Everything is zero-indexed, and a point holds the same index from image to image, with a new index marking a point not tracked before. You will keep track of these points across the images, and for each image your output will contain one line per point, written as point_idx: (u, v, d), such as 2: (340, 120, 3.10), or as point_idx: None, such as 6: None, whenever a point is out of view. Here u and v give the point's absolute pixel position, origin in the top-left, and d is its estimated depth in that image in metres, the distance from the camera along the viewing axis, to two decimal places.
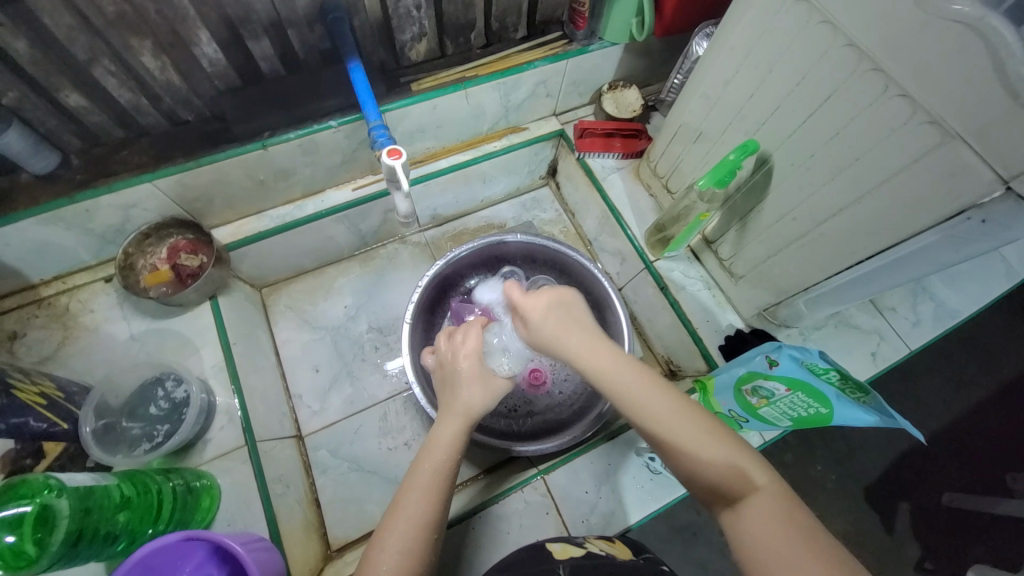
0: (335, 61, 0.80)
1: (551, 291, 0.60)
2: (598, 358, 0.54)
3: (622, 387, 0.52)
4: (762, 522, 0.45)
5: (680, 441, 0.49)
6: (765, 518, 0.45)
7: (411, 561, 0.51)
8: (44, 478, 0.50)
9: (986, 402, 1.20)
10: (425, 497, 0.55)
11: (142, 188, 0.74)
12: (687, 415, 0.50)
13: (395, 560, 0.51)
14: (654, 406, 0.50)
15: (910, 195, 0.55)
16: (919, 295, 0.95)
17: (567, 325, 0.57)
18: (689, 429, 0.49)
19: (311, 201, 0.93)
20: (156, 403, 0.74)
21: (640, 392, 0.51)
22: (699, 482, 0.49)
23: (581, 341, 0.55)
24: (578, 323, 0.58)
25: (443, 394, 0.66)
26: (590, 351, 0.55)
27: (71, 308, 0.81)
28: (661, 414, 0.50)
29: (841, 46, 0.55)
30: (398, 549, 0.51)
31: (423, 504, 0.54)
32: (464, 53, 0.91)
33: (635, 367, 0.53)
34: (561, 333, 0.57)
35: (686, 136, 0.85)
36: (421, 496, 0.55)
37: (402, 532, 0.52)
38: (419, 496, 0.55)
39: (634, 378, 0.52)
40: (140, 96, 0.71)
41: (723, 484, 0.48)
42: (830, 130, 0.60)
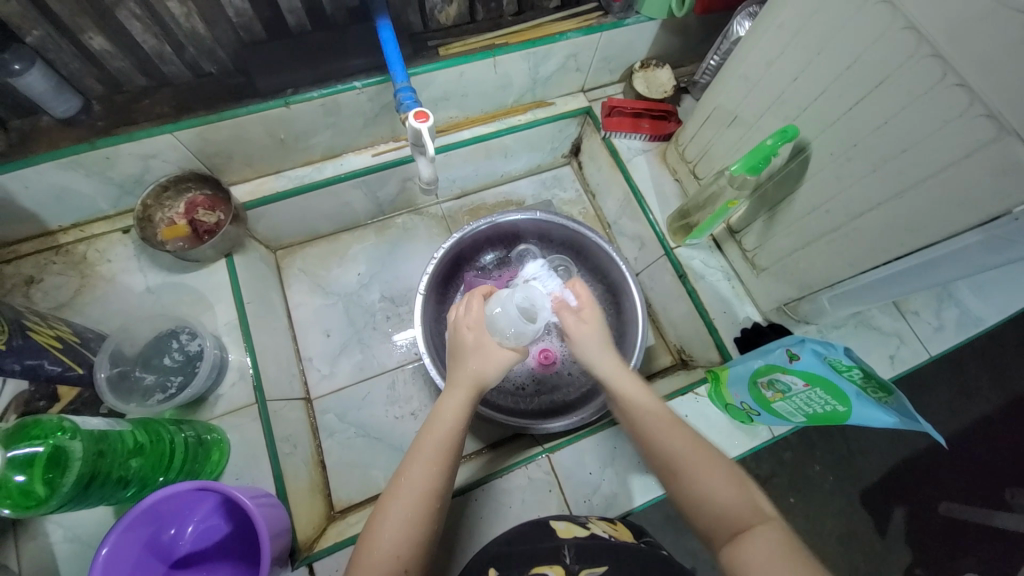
0: (362, 19, 0.77)
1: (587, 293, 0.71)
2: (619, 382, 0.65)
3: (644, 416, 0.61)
4: (760, 545, 0.47)
5: (692, 468, 0.55)
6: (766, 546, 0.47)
7: (416, 529, 0.52)
8: (57, 419, 0.51)
9: (998, 415, 1.18)
10: (433, 468, 0.55)
11: (163, 138, 0.73)
12: (698, 449, 0.56)
13: (400, 528, 0.52)
14: (677, 436, 0.58)
15: (955, 192, 0.52)
16: (945, 301, 0.93)
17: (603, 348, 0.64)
18: (698, 458, 0.56)
19: (331, 164, 0.92)
20: (170, 355, 0.75)
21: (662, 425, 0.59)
22: (701, 511, 0.53)
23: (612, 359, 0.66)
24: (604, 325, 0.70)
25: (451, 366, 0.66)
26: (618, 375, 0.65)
27: (88, 257, 0.81)
28: (679, 445, 0.57)
29: (899, 29, 0.52)
30: (404, 518, 0.52)
31: (430, 475, 0.54)
32: (496, 20, 0.88)
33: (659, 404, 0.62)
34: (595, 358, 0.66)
35: (720, 119, 0.82)
36: (428, 467, 0.55)
37: (408, 501, 0.53)
38: (426, 466, 0.55)
39: (657, 409, 0.61)
40: (164, 43, 0.69)
41: (730, 516, 0.51)
42: (877, 119, 0.58)
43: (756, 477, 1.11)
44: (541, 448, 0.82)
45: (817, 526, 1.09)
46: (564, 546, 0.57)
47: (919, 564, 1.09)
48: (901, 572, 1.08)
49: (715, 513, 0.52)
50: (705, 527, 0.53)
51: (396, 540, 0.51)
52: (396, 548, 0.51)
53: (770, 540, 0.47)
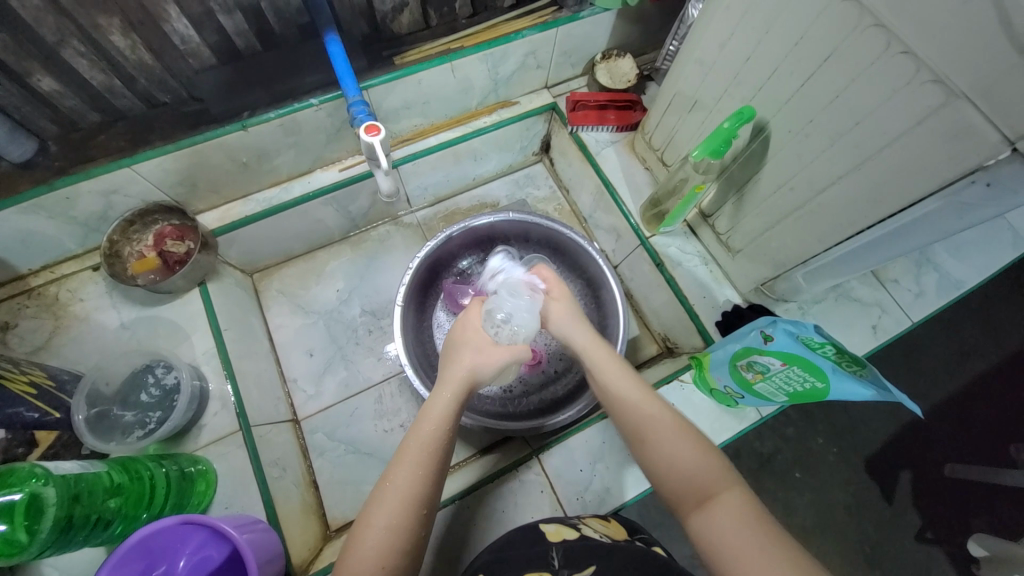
0: (313, 36, 0.77)
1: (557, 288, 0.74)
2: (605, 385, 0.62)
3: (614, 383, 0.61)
4: (727, 515, 0.47)
5: (658, 434, 0.55)
6: (731, 516, 0.47)
7: (399, 535, 0.51)
8: (31, 466, 0.50)
9: (990, 374, 1.18)
10: (417, 471, 0.54)
11: (122, 173, 0.73)
12: (666, 424, 0.55)
13: (384, 535, 0.51)
14: (647, 402, 0.58)
15: (912, 161, 0.52)
16: (923, 266, 0.93)
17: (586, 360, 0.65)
18: (663, 427, 0.55)
19: (298, 183, 0.92)
20: (147, 390, 0.74)
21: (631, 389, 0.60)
22: (668, 477, 0.53)
23: (588, 336, 0.68)
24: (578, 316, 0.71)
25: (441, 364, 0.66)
26: (592, 347, 0.66)
27: (60, 298, 0.80)
28: (647, 408, 0.57)
29: (841, 1, 0.52)
30: (387, 525, 0.51)
31: (414, 479, 0.54)
32: (450, 24, 0.87)
33: (630, 376, 0.62)
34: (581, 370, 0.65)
35: (681, 105, 0.81)
36: (414, 470, 0.54)
37: (392, 506, 0.52)
38: (411, 469, 0.54)
39: (629, 382, 0.61)
40: (114, 78, 0.69)
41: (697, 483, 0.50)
42: (829, 93, 0.57)
43: (755, 458, 1.11)
44: (531, 449, 0.82)
45: (818, 501, 1.09)
46: (554, 549, 0.56)
47: (925, 530, 1.09)
48: (906, 539, 1.08)
49: (681, 482, 0.52)
50: (671, 495, 0.53)
51: (379, 548, 0.50)
52: (379, 556, 0.50)
53: (734, 508, 0.47)
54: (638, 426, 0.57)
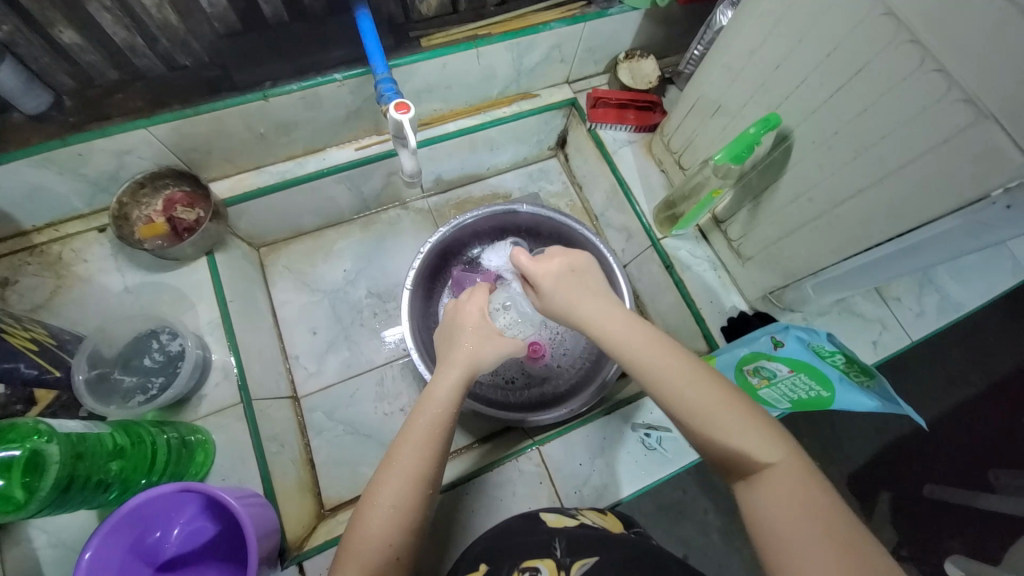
0: (341, 10, 0.76)
1: (561, 259, 0.62)
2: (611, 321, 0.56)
3: (644, 358, 0.53)
4: (783, 500, 0.43)
5: (703, 414, 0.49)
6: (782, 492, 0.44)
7: (405, 514, 0.51)
8: (34, 423, 0.50)
9: (978, 398, 1.21)
10: (422, 452, 0.54)
11: (137, 134, 0.71)
12: (699, 384, 0.50)
13: (390, 514, 0.51)
14: (685, 375, 0.50)
15: (934, 178, 0.53)
16: (925, 286, 0.94)
17: (581, 292, 0.59)
18: (710, 404, 0.49)
19: (313, 159, 0.91)
20: (151, 355, 0.73)
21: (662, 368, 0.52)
22: (716, 452, 0.48)
23: (583, 281, 0.61)
24: (588, 288, 0.60)
25: (445, 347, 0.65)
26: (603, 316, 0.57)
27: (63, 257, 0.78)
28: (691, 387, 0.50)
29: (877, 15, 0.52)
30: (393, 504, 0.51)
31: (418, 460, 0.53)
32: (477, 10, 0.86)
33: (648, 331, 0.55)
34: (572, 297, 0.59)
35: (703, 109, 0.82)
36: (418, 451, 0.54)
37: (395, 488, 0.52)
38: (416, 451, 0.54)
39: (663, 360, 0.52)
40: (136, 36, 0.67)
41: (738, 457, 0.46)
42: (857, 106, 0.58)
43: None
44: (531, 440, 0.82)
45: None
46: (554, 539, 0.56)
47: (903, 546, 1.11)
48: None
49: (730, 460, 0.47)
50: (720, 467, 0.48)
51: (385, 527, 0.50)
52: (385, 535, 0.50)
53: (787, 492, 0.43)
54: (680, 404, 0.50)
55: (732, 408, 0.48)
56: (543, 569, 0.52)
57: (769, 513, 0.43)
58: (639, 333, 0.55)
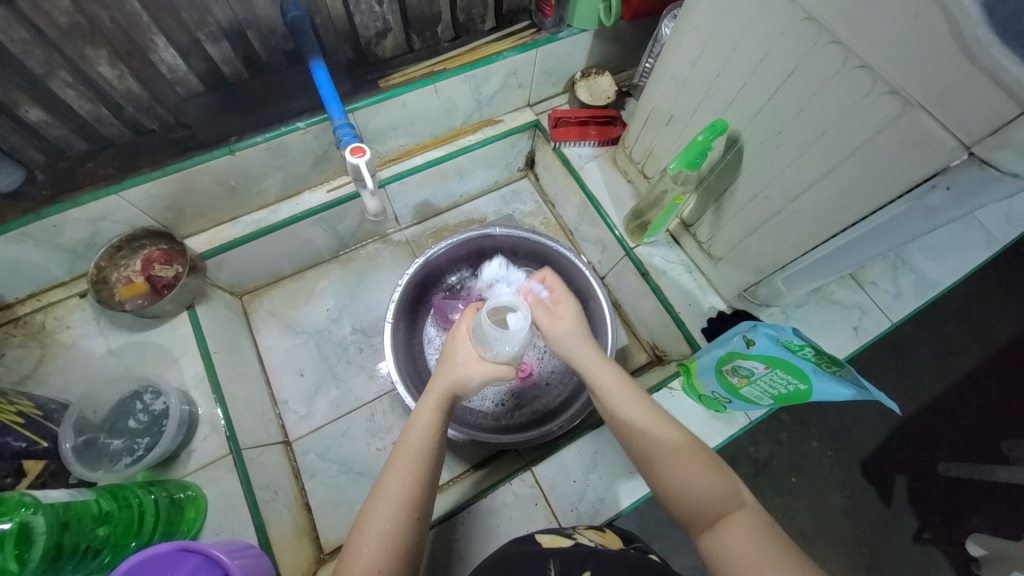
0: (298, 62, 0.79)
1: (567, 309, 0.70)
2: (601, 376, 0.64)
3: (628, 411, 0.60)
4: (741, 533, 0.48)
5: (677, 462, 0.55)
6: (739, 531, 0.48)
7: (394, 542, 0.52)
8: (18, 495, 0.49)
9: (974, 372, 1.21)
10: (407, 479, 0.55)
11: (110, 200, 0.73)
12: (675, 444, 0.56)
13: (379, 542, 0.51)
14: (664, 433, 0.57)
15: (877, 167, 0.54)
16: (900, 267, 0.95)
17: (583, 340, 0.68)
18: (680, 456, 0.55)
19: (286, 204, 0.93)
20: (135, 416, 0.74)
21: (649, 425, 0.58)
22: (681, 499, 0.53)
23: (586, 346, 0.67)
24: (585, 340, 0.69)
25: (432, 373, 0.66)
26: (598, 367, 0.65)
27: (47, 326, 0.80)
28: (673, 444, 0.56)
29: (800, 20, 0.55)
30: (382, 532, 0.52)
31: (404, 486, 0.54)
32: (432, 48, 0.90)
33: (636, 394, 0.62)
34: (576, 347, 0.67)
35: (658, 119, 0.84)
36: (404, 477, 0.55)
37: (384, 517, 0.52)
38: (401, 479, 0.55)
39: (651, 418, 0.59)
40: (101, 107, 0.70)
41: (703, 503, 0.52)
42: (795, 106, 0.60)
43: (753, 462, 1.12)
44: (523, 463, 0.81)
45: (814, 505, 1.10)
46: (550, 558, 0.57)
47: (923, 530, 1.09)
48: (904, 540, 1.09)
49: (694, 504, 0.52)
50: (682, 514, 0.54)
51: (375, 555, 0.50)
52: (375, 563, 0.50)
53: (746, 528, 0.48)
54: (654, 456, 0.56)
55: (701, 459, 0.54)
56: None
57: (729, 544, 0.47)
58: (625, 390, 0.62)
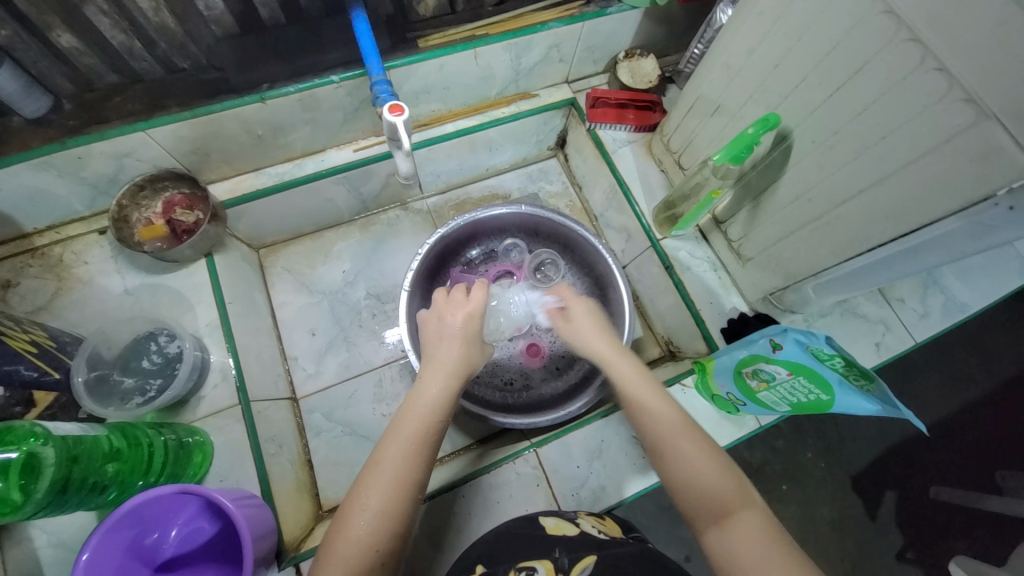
0: (338, 12, 0.76)
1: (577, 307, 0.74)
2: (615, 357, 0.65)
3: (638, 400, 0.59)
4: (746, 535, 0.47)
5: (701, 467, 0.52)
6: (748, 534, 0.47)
7: (392, 520, 0.50)
8: (31, 425, 0.49)
9: (984, 400, 1.19)
10: (410, 454, 0.53)
11: (137, 137, 0.72)
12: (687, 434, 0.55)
13: (376, 519, 0.50)
14: (669, 421, 0.56)
15: (935, 178, 0.52)
16: (930, 287, 0.93)
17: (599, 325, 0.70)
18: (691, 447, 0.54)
19: (312, 160, 0.91)
20: (150, 357, 0.74)
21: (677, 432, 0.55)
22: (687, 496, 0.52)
23: (608, 344, 0.67)
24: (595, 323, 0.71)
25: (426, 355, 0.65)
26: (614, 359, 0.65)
27: (64, 259, 0.79)
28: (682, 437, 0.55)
29: (877, 13, 0.51)
30: (381, 506, 0.50)
31: (404, 461, 0.53)
32: (475, 11, 0.86)
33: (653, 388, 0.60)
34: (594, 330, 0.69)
35: (702, 109, 0.81)
36: (406, 455, 0.53)
37: (384, 489, 0.51)
38: (403, 453, 0.53)
39: (666, 409, 0.57)
40: (134, 39, 0.67)
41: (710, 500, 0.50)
42: (857, 106, 0.57)
43: (749, 466, 1.12)
44: (528, 443, 0.81)
45: (805, 515, 1.10)
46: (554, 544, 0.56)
47: (906, 550, 1.10)
48: (888, 557, 1.09)
49: (700, 498, 0.51)
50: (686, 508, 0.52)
51: (371, 530, 0.49)
52: (370, 538, 0.49)
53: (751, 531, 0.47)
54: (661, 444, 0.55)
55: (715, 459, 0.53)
56: (540, 569, 0.52)
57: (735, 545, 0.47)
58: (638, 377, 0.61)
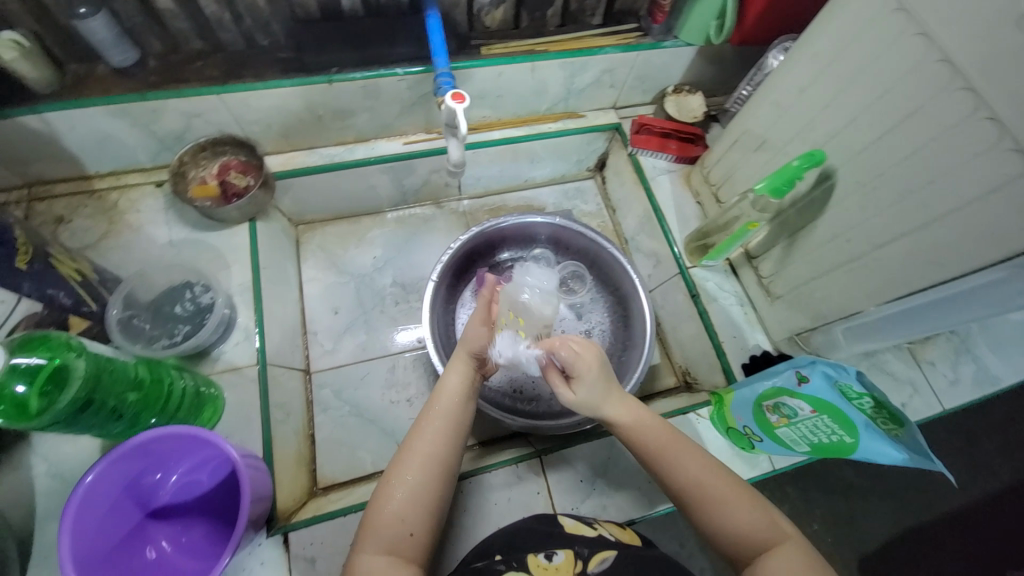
0: (412, 12, 0.81)
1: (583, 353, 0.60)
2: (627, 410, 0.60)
3: (654, 442, 0.58)
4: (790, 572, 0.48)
5: (722, 497, 0.53)
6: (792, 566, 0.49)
7: (421, 492, 0.54)
8: (66, 338, 0.52)
9: (1011, 489, 1.13)
10: (436, 438, 0.58)
11: (208, 99, 0.76)
12: (711, 471, 0.55)
13: (406, 491, 0.54)
14: (692, 473, 0.55)
15: (979, 226, 0.52)
16: (962, 354, 0.90)
17: (607, 384, 0.61)
18: (718, 486, 0.54)
19: (362, 147, 0.95)
20: (182, 304, 0.76)
21: (697, 474, 0.55)
22: (722, 540, 0.53)
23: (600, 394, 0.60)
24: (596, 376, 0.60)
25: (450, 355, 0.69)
26: (623, 404, 0.61)
27: (119, 205, 0.83)
28: (704, 484, 0.54)
29: (933, 61, 0.53)
30: (412, 481, 0.55)
31: (432, 443, 0.57)
32: (538, 28, 0.91)
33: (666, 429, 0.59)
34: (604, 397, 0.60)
35: (746, 143, 0.83)
36: (433, 438, 0.58)
37: (413, 466, 0.55)
38: (430, 437, 0.58)
39: (691, 460, 0.56)
40: (225, 11, 0.73)
41: (752, 538, 0.51)
42: (906, 149, 0.58)
43: None
44: (532, 449, 0.80)
45: None
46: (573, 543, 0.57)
47: None
48: None
49: (739, 542, 0.52)
50: (726, 552, 0.53)
51: (402, 504, 0.54)
52: (401, 511, 0.53)
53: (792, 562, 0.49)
54: (687, 491, 0.55)
55: (742, 493, 0.54)
56: (558, 559, 0.54)
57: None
58: (646, 421, 0.60)
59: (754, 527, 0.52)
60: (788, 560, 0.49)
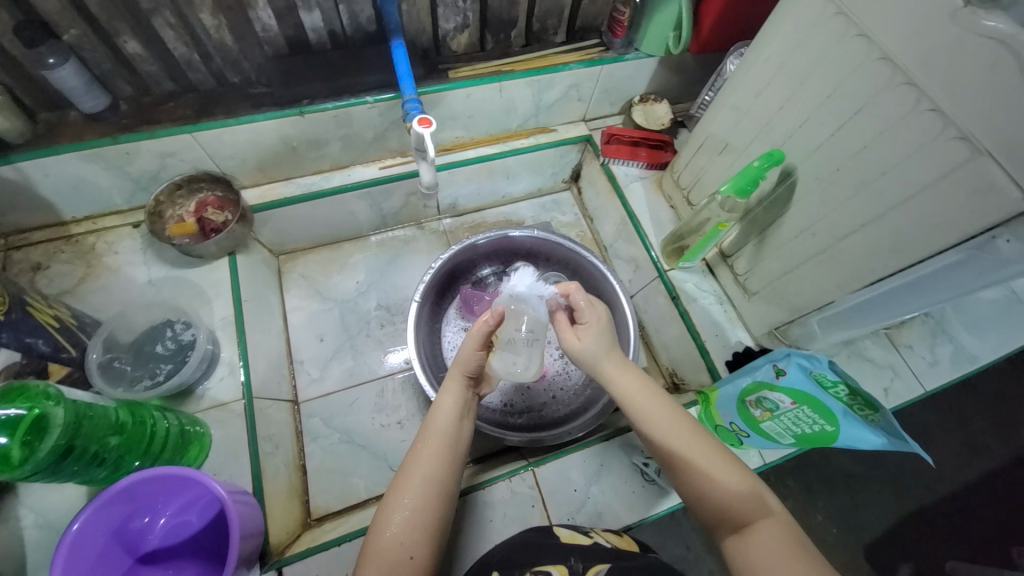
0: (379, 42, 0.83)
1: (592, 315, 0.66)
2: (630, 390, 0.61)
3: (645, 408, 0.59)
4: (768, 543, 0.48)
5: (704, 463, 0.54)
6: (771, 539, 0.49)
7: (420, 516, 0.54)
8: (45, 386, 0.51)
9: (1001, 466, 1.14)
10: (433, 462, 0.58)
11: (182, 139, 0.77)
12: (696, 437, 0.56)
13: (406, 516, 0.54)
14: (677, 435, 0.56)
15: (933, 212, 0.54)
16: (938, 336, 0.92)
17: (610, 348, 0.64)
18: (704, 457, 0.54)
19: (338, 174, 0.96)
20: (163, 343, 0.76)
21: (682, 442, 0.56)
22: (705, 505, 0.53)
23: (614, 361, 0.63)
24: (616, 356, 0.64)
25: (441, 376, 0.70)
26: (620, 373, 0.62)
27: (96, 248, 0.83)
28: (688, 450, 0.55)
29: (875, 59, 0.56)
30: (411, 502, 0.55)
31: (429, 466, 0.57)
32: (504, 49, 0.94)
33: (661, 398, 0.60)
34: (614, 368, 0.63)
35: (712, 147, 0.85)
36: (429, 460, 0.58)
37: (411, 490, 0.55)
38: (427, 459, 0.58)
39: (677, 428, 0.57)
40: (193, 52, 0.75)
41: (731, 509, 0.52)
42: (858, 143, 0.60)
43: None
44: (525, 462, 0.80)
45: None
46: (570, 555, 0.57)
47: None
48: None
49: (718, 509, 0.52)
50: (705, 515, 0.54)
51: (402, 529, 0.53)
52: (401, 535, 0.53)
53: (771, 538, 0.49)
54: (670, 452, 0.56)
55: (726, 460, 0.54)
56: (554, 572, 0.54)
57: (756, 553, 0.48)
58: (641, 384, 0.61)
59: (734, 494, 0.52)
60: (767, 534, 0.49)
